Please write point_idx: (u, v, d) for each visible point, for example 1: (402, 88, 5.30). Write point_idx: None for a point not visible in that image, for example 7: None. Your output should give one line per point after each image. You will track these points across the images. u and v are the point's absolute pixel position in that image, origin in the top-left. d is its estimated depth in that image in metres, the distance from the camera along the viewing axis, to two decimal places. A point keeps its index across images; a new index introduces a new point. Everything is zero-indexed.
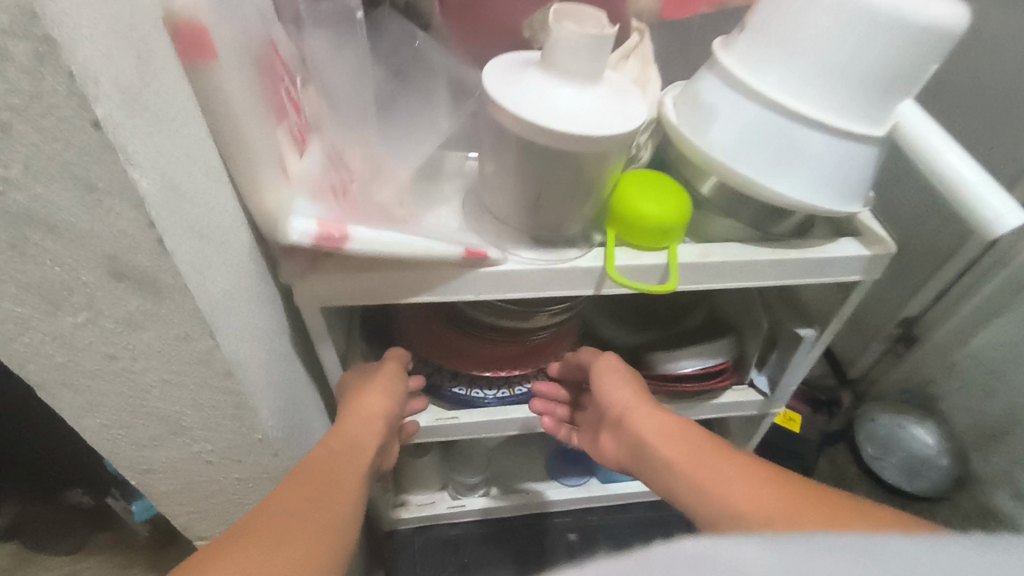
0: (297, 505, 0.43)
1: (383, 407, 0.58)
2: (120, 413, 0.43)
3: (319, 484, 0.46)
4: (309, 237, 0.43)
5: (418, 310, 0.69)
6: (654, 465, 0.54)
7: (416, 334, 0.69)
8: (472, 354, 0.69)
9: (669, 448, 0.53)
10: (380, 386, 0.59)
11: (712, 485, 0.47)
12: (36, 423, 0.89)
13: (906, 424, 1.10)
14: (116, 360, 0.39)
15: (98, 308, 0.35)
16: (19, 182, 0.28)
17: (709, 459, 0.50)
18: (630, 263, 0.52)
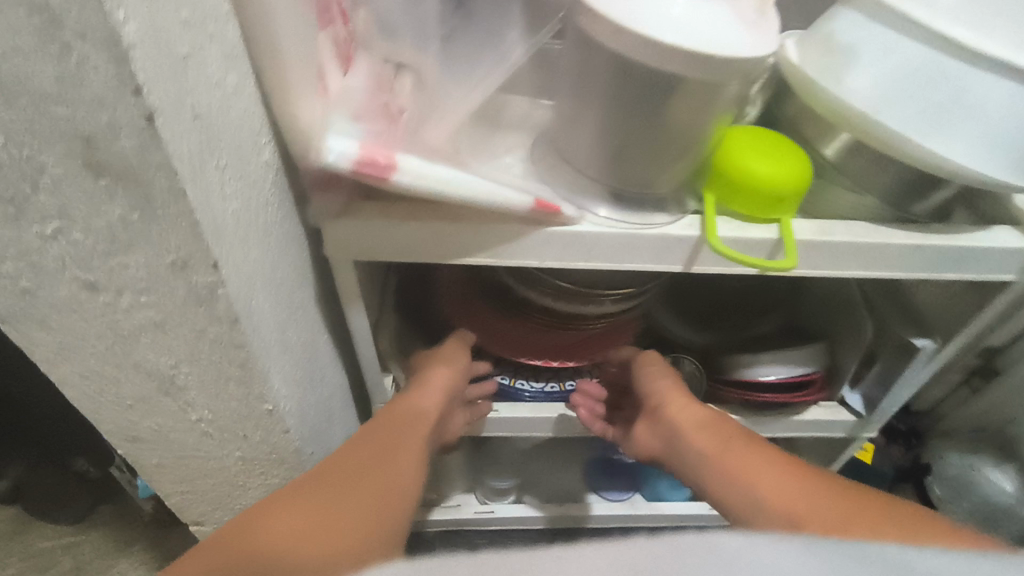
0: (366, 457, 0.39)
1: (446, 381, 0.51)
2: (103, 364, 0.35)
3: (376, 451, 0.40)
4: (349, 160, 0.33)
5: (460, 286, 0.60)
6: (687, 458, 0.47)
7: (456, 313, 0.59)
8: (520, 341, 0.59)
9: (702, 437, 0.47)
10: (446, 359, 0.54)
11: (751, 478, 0.41)
12: (38, 384, 0.82)
13: (980, 465, 0.86)
14: (96, 292, 0.30)
15: (70, 216, 0.27)
16: None
17: (744, 453, 0.43)
18: (735, 235, 0.42)
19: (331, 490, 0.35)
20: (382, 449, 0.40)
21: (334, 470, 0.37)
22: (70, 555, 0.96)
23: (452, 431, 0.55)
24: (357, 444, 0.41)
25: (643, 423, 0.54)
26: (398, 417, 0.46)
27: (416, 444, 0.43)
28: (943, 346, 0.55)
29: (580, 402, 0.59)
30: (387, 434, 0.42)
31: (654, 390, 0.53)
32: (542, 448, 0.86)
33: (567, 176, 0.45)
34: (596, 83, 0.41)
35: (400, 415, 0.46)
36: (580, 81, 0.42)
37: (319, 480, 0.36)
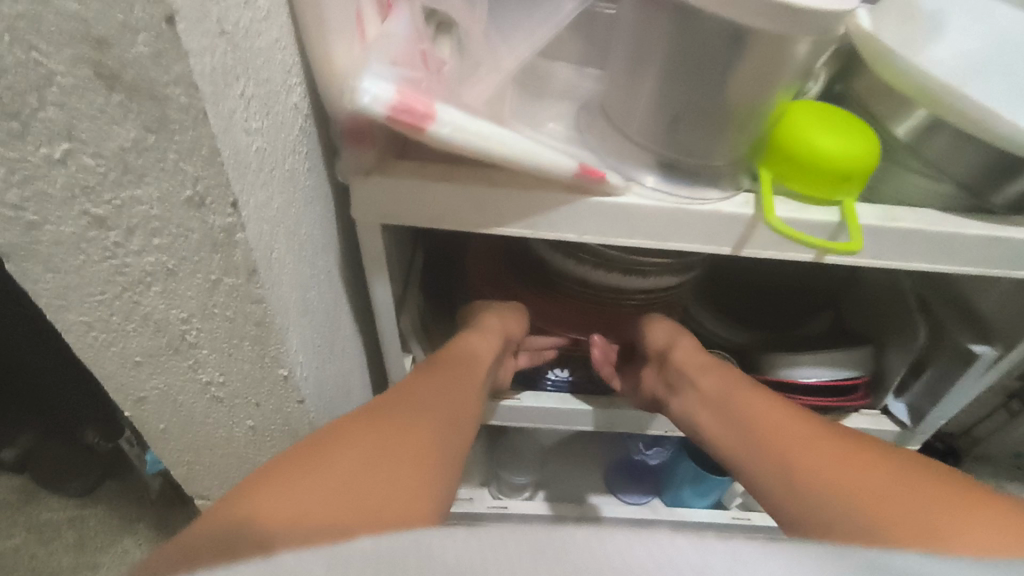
0: (412, 400, 0.37)
1: (499, 325, 0.51)
2: (109, 313, 0.33)
3: (429, 390, 0.39)
4: (384, 105, 0.31)
5: (488, 263, 0.58)
6: (692, 403, 0.48)
7: (485, 291, 0.57)
8: (554, 315, 0.55)
9: (715, 386, 0.47)
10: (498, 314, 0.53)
11: (749, 420, 0.42)
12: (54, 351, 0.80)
13: None
14: (105, 229, 0.28)
15: (80, 137, 0.24)
16: None
17: (756, 402, 0.43)
18: (794, 215, 0.39)
19: (376, 426, 0.32)
20: (438, 392, 0.39)
21: (381, 409, 0.35)
22: (73, 529, 0.95)
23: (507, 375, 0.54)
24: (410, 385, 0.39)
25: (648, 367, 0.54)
26: (451, 364, 0.44)
27: (469, 394, 0.41)
28: (1004, 355, 0.51)
29: (596, 343, 0.54)
30: (442, 380, 0.41)
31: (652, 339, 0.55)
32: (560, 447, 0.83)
33: (612, 144, 0.42)
34: (657, 39, 0.39)
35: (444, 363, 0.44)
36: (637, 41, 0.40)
37: (365, 414, 0.34)
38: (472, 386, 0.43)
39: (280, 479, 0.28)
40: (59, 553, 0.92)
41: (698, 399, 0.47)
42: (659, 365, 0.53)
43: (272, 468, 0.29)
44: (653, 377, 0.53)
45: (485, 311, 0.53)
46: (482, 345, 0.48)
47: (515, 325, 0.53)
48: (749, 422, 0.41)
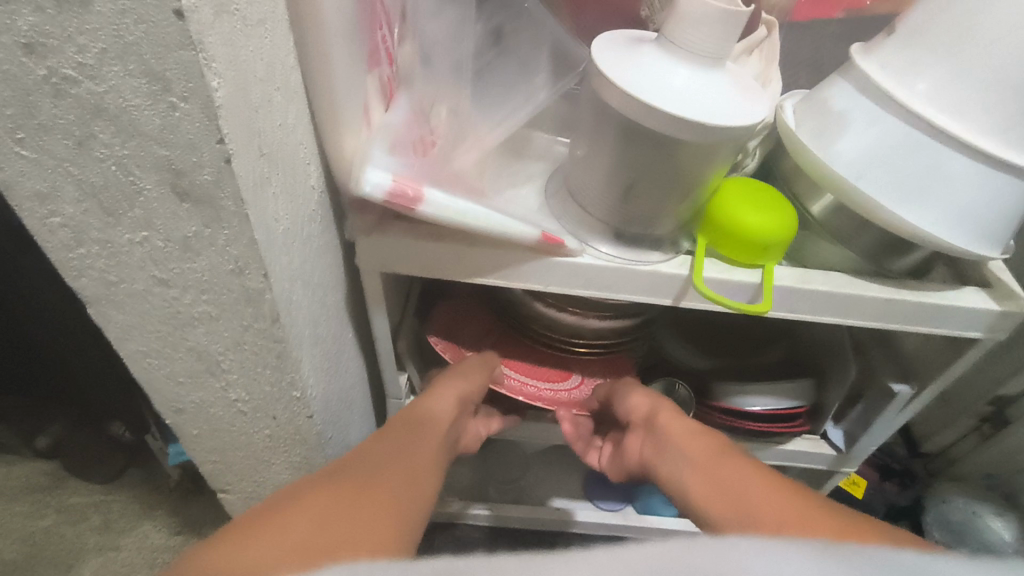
0: (374, 467, 0.38)
1: (455, 387, 0.54)
2: (161, 343, 0.42)
3: (391, 457, 0.41)
4: (382, 191, 0.39)
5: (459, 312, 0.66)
6: (669, 467, 0.48)
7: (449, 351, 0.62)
8: (518, 372, 0.63)
9: (687, 448, 0.48)
10: (470, 366, 0.57)
11: (725, 486, 0.41)
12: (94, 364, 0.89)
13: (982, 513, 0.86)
14: (166, 287, 0.37)
15: (156, 227, 0.33)
16: (95, 72, 0.26)
17: (728, 465, 0.43)
18: (720, 276, 0.47)
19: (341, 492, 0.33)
20: (400, 455, 0.41)
21: (348, 476, 0.36)
22: (98, 512, 1.04)
23: (472, 437, 0.58)
24: (374, 444, 0.42)
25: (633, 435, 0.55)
26: (413, 431, 0.46)
27: (430, 451, 0.44)
28: (919, 393, 0.57)
29: (564, 417, 0.60)
30: (406, 439, 0.44)
31: (632, 406, 0.56)
32: (544, 455, 0.91)
33: (567, 213, 0.51)
34: (610, 128, 0.46)
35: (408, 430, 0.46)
36: (594, 130, 0.48)
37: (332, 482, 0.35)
38: (434, 441, 0.46)
39: (234, 546, 0.28)
40: (86, 534, 1.02)
41: (673, 460, 0.48)
42: (642, 429, 0.54)
43: (217, 543, 0.29)
44: (640, 442, 0.54)
45: (439, 379, 0.55)
46: (439, 408, 0.51)
47: (470, 388, 0.55)
48: (728, 487, 0.41)
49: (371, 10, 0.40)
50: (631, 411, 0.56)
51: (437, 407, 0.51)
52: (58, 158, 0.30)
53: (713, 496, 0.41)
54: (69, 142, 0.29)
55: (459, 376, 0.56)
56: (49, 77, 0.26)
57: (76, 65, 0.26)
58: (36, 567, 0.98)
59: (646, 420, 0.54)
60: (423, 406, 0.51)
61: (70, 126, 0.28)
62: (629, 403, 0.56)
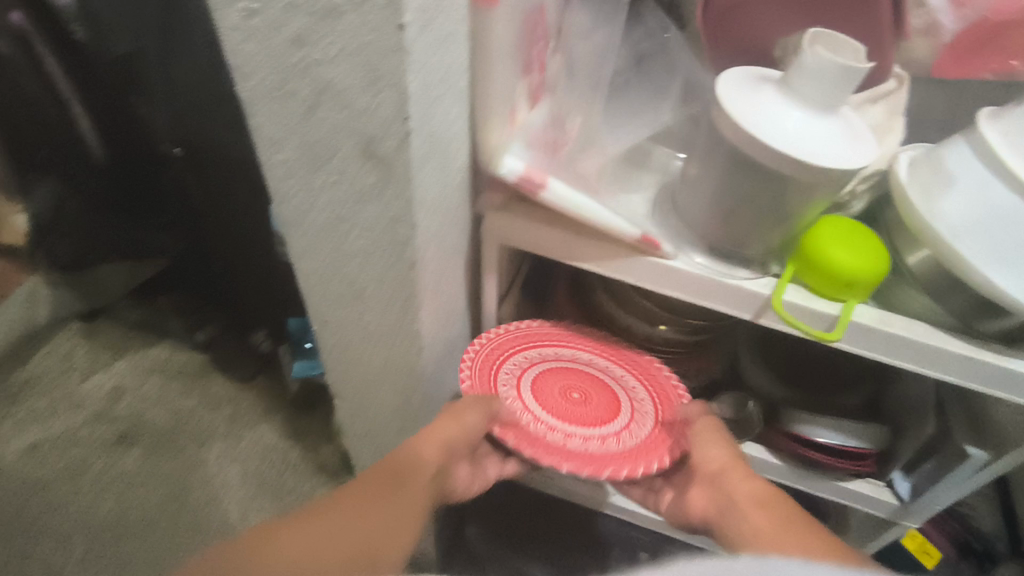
0: (364, 501, 0.48)
1: (450, 432, 0.56)
2: (325, 266, 0.53)
3: (381, 494, 0.49)
4: (515, 175, 0.48)
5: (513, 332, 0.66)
6: (736, 526, 0.51)
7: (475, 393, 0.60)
8: (557, 408, 0.61)
9: (753, 510, 0.51)
10: (472, 412, 0.56)
11: (779, 540, 0.45)
12: (250, 286, 1.06)
13: None
14: (339, 222, 0.48)
15: (345, 176, 0.44)
16: (335, 60, 0.37)
17: (786, 527, 0.47)
18: (799, 303, 0.51)
19: (322, 528, 0.43)
20: (389, 497, 0.49)
21: (338, 512, 0.45)
22: (231, 405, 1.25)
23: (455, 482, 0.62)
24: (361, 482, 0.50)
25: (699, 486, 0.59)
26: (402, 475, 0.52)
27: (415, 497, 0.51)
28: (995, 461, 0.57)
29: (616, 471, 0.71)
30: (392, 491, 0.50)
31: (709, 457, 0.58)
32: None
33: (669, 222, 0.57)
34: (719, 154, 0.51)
35: (406, 469, 0.53)
36: (706, 154, 0.53)
37: (321, 515, 0.44)
38: (416, 494, 0.52)
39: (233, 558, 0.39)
40: (219, 421, 1.23)
41: (739, 521, 0.51)
42: (710, 481, 0.58)
43: (222, 550, 0.40)
44: (704, 497, 0.58)
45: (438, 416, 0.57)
46: (425, 453, 0.55)
47: (456, 430, 0.56)
48: (782, 542, 0.45)
49: (535, 28, 0.48)
50: (704, 458, 0.58)
51: (426, 450, 0.56)
52: (292, 115, 0.41)
53: (770, 542, 0.45)
54: (304, 105, 0.40)
55: (452, 417, 0.56)
56: (303, 60, 0.37)
57: (323, 53, 0.36)
58: (180, 437, 1.20)
59: (716, 474, 0.57)
60: (414, 449, 0.55)
61: (307, 94, 0.39)
62: (703, 450, 0.58)
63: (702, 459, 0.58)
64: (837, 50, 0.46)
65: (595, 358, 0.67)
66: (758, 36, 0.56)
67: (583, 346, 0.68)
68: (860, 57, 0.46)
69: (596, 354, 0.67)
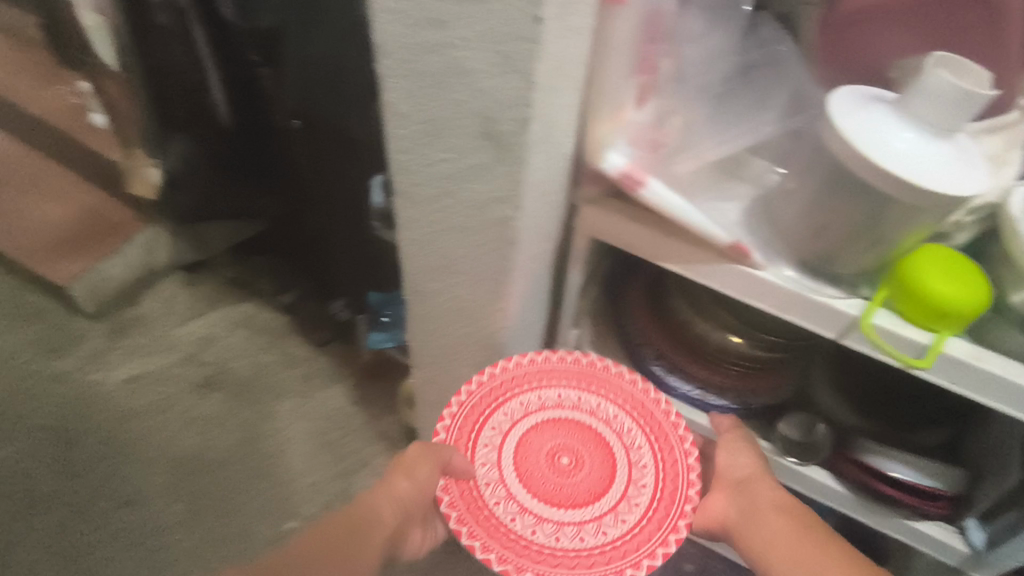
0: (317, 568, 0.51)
1: (405, 490, 0.57)
2: (424, 239, 0.57)
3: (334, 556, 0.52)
4: (618, 170, 0.51)
5: (544, 362, 0.64)
6: (767, 534, 0.58)
7: (456, 435, 0.60)
8: (524, 475, 0.59)
9: (783, 523, 0.59)
10: (431, 459, 0.57)
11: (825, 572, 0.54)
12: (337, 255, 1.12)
13: None
14: (446, 197, 0.51)
15: (459, 153, 0.47)
16: (470, 45, 0.40)
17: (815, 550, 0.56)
18: (889, 327, 0.50)
19: None
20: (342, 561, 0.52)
21: None
22: (306, 365, 1.32)
23: (403, 544, 0.63)
24: (315, 542, 0.53)
25: (717, 491, 0.62)
26: (355, 536, 0.55)
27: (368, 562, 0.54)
28: None
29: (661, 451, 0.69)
30: (347, 547, 0.54)
31: (739, 463, 0.63)
32: None
33: (760, 232, 0.56)
34: (822, 169, 0.51)
35: (359, 530, 0.56)
36: (808, 169, 0.53)
37: None
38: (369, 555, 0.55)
39: None
40: (293, 379, 1.30)
41: (768, 527, 0.59)
42: (736, 485, 0.62)
43: None
44: (722, 500, 0.62)
45: (398, 463, 0.58)
46: (382, 509, 0.57)
47: (409, 489, 0.57)
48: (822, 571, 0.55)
49: (652, 27, 0.49)
50: (734, 463, 0.63)
51: (384, 506, 0.57)
52: (420, 90, 0.45)
53: None
54: (433, 83, 0.44)
55: (407, 476, 0.58)
56: (441, 43, 0.41)
57: (460, 39, 0.40)
58: (257, 389, 1.29)
59: (741, 480, 0.62)
60: (371, 505, 0.57)
61: (438, 74, 0.43)
62: (732, 456, 0.64)
63: (733, 464, 0.63)
64: (960, 75, 0.46)
65: (620, 415, 0.62)
66: (872, 56, 0.56)
67: (613, 398, 0.63)
68: (984, 82, 0.45)
69: (622, 411, 0.62)
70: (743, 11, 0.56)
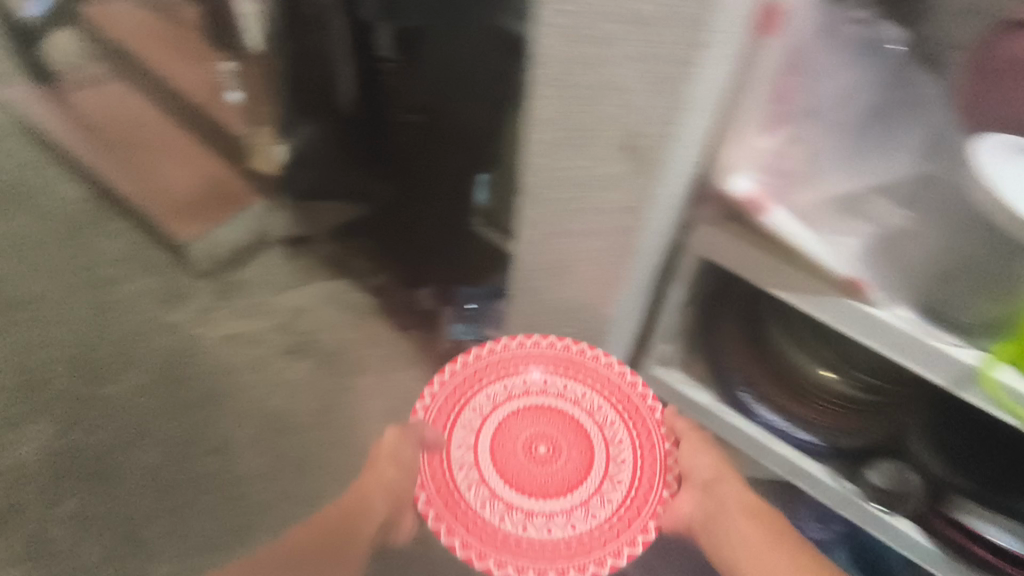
0: None
1: (387, 476, 0.69)
2: (540, 241, 0.60)
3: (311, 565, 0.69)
4: (743, 193, 0.55)
5: (536, 350, 0.69)
6: (732, 536, 0.70)
7: (436, 416, 0.66)
8: (503, 463, 0.63)
9: (745, 526, 0.70)
10: (406, 445, 0.67)
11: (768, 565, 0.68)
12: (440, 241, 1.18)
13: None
14: (573, 202, 0.55)
15: (596, 160, 0.51)
16: (628, 59, 0.44)
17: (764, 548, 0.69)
18: (1014, 385, 0.49)
19: None
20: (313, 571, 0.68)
21: None
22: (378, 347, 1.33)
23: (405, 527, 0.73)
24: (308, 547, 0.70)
25: (688, 492, 0.71)
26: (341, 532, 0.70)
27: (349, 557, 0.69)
28: None
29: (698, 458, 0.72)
30: (332, 547, 0.70)
31: (705, 468, 0.72)
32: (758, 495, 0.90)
33: (878, 273, 0.55)
34: (955, 212, 0.50)
35: (346, 525, 0.71)
36: (938, 210, 0.53)
37: None
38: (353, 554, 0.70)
39: None
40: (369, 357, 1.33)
41: (733, 529, 0.70)
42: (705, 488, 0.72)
43: None
44: (692, 500, 0.71)
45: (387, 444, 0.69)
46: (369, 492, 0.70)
47: (395, 474, 0.69)
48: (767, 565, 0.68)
49: (794, 59, 0.51)
50: (700, 466, 0.72)
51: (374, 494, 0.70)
52: (568, 108, 0.48)
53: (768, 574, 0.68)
54: (582, 93, 0.47)
55: (393, 463, 0.69)
56: (600, 56, 0.44)
57: (619, 54, 0.44)
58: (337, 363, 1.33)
59: (709, 484, 0.72)
60: (364, 492, 0.71)
61: (589, 84, 0.46)
62: (697, 459, 0.72)
63: (702, 469, 0.72)
64: None
65: (603, 406, 0.67)
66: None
67: (594, 388, 0.67)
68: None
69: (603, 401, 0.67)
70: (887, 49, 0.55)
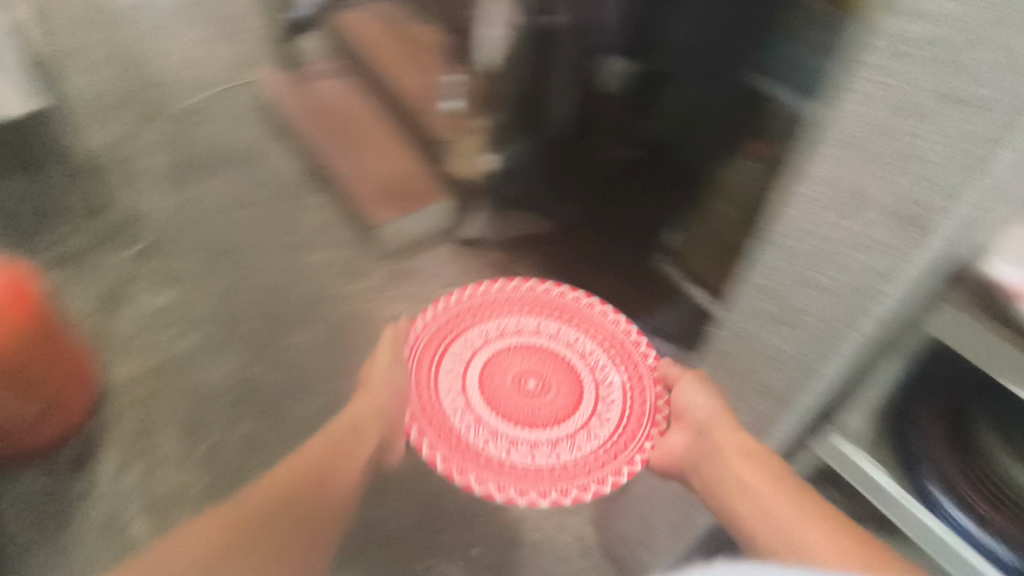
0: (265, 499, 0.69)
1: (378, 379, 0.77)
2: (774, 284, 0.64)
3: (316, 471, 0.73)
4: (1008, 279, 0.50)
5: (529, 295, 0.78)
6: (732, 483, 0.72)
7: (427, 349, 0.73)
8: (498, 398, 0.71)
9: (753, 474, 0.71)
10: (393, 351, 0.78)
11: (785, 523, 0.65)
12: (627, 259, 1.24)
13: None
14: (824, 258, 0.57)
15: (861, 224, 0.53)
16: (930, 134, 0.46)
17: (770, 492, 0.69)
18: None
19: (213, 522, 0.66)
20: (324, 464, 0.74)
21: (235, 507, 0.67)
22: None
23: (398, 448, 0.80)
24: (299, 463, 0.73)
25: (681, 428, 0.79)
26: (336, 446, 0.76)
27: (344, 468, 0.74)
28: None
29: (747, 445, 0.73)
30: (338, 455, 0.75)
31: (691, 404, 0.77)
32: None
33: None
34: None
35: (340, 438, 0.76)
36: None
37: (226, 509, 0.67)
38: (352, 464, 0.75)
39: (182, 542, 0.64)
40: None
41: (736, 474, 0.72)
42: (695, 429, 0.77)
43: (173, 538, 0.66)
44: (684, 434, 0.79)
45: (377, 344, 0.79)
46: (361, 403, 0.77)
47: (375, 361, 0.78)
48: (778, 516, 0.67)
49: None
50: (691, 404, 0.77)
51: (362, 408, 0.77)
52: (859, 167, 0.51)
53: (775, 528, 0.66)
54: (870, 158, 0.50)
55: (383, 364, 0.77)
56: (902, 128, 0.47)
57: (926, 130, 0.46)
58: None
59: (699, 426, 0.77)
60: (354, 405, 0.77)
61: (880, 152, 0.49)
62: (691, 398, 0.77)
63: (692, 408, 0.77)
64: None
65: (593, 350, 0.75)
66: None
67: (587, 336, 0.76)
68: None
69: (592, 346, 0.75)
70: None
